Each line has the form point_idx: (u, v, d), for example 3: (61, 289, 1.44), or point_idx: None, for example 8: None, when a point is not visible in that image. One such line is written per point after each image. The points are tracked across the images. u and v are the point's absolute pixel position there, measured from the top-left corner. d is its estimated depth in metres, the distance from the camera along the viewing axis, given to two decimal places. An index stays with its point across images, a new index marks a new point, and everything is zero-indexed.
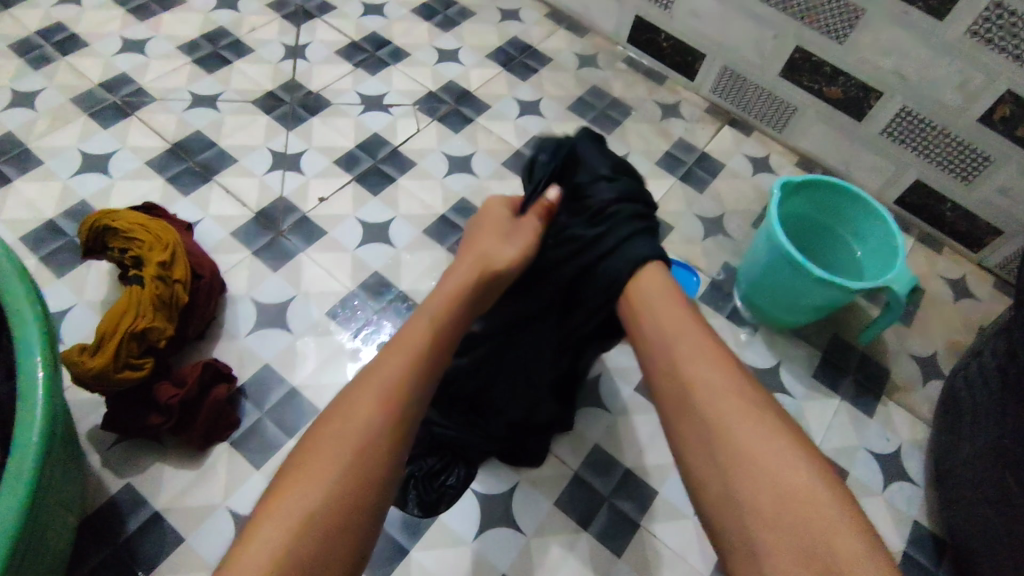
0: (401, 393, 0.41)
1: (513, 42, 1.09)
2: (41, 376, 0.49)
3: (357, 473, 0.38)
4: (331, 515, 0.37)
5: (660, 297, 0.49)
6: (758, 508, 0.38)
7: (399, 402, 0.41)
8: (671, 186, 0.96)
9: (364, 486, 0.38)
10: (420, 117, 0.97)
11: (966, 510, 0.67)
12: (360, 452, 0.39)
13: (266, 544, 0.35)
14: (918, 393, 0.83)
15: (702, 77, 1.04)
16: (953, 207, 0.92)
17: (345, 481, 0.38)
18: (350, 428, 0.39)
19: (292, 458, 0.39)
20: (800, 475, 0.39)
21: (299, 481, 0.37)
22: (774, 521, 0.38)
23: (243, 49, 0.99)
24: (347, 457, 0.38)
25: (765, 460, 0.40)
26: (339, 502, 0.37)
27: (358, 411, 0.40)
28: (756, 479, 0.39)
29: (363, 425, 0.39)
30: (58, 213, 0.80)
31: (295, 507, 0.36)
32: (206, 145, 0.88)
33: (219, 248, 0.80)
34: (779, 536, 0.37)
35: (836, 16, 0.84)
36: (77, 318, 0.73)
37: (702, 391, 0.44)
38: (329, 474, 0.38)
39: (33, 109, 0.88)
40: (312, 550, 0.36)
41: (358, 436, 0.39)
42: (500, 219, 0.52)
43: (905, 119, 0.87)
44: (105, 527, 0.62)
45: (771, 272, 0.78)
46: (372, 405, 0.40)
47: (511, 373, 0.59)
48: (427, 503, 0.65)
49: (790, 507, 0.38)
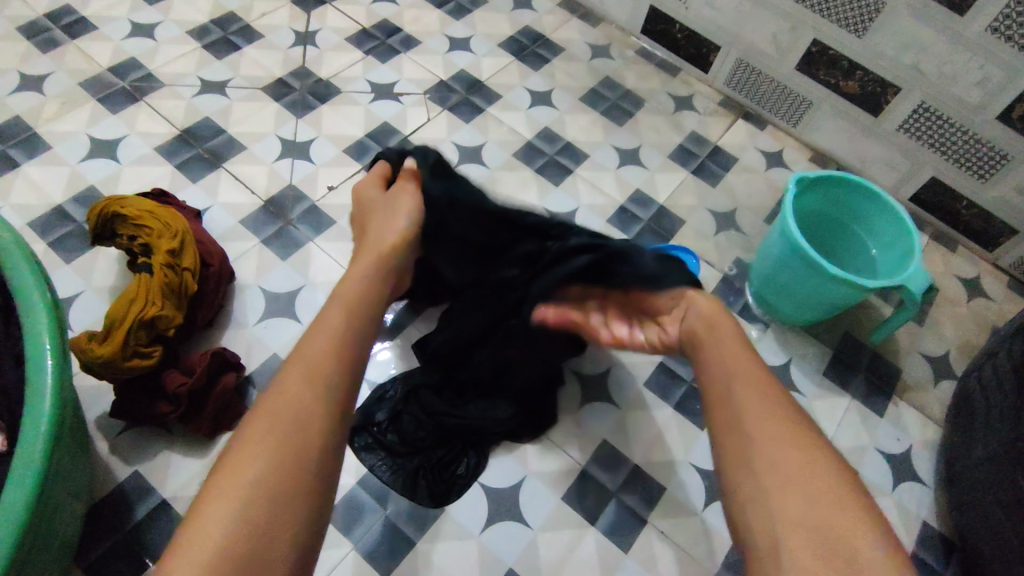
0: (326, 369, 0.42)
1: (525, 31, 1.07)
2: (50, 364, 0.48)
3: (293, 453, 0.38)
4: (269, 500, 0.36)
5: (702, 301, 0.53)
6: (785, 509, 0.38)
7: (334, 375, 0.42)
8: (683, 180, 0.95)
9: (304, 456, 0.38)
10: (430, 106, 0.96)
11: (976, 511, 0.66)
12: (304, 419, 0.39)
13: (212, 529, 0.34)
14: (929, 392, 0.82)
15: (716, 69, 1.03)
16: (969, 205, 0.90)
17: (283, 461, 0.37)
18: (287, 410, 0.39)
19: (232, 441, 0.38)
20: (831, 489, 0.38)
21: (234, 469, 0.36)
22: (798, 521, 0.37)
23: (253, 34, 0.98)
24: (284, 425, 0.38)
25: (801, 465, 0.40)
26: (279, 487, 0.36)
27: (288, 393, 0.40)
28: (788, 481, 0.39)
29: (296, 397, 0.40)
30: (66, 199, 0.79)
31: (235, 497, 0.35)
32: (216, 131, 0.88)
33: (228, 237, 0.79)
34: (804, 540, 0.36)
35: (854, 9, 0.83)
36: (85, 304, 0.72)
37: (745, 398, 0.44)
38: (268, 447, 0.37)
39: (41, 93, 0.87)
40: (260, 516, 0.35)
41: (291, 409, 0.39)
42: (390, 211, 0.57)
43: (923, 114, 0.86)
44: (113, 515, 0.62)
45: (783, 269, 0.77)
46: (303, 379, 0.41)
47: (500, 356, 0.63)
48: (438, 494, 0.66)
49: (823, 512, 0.37)
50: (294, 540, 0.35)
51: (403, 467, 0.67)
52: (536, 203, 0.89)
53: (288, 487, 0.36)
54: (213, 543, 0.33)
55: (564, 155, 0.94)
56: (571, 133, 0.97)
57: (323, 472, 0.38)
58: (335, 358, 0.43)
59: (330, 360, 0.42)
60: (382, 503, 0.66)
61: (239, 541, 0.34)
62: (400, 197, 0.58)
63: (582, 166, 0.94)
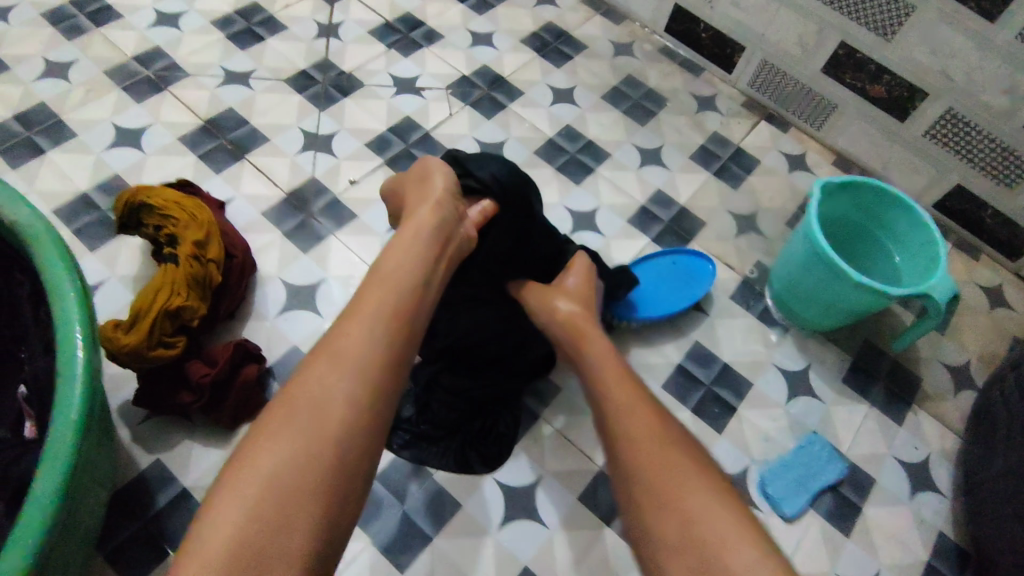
0: (354, 357, 0.45)
1: (548, 27, 1.07)
2: (81, 353, 0.49)
3: (310, 442, 0.41)
4: (291, 483, 0.39)
5: (543, 292, 0.64)
6: (672, 539, 0.42)
7: (359, 366, 0.44)
8: (705, 181, 0.94)
9: (330, 441, 0.41)
10: (452, 102, 0.95)
11: (993, 524, 0.65)
12: (332, 409, 0.42)
13: (231, 512, 0.37)
14: (949, 402, 0.81)
15: (740, 70, 1.02)
16: (994, 214, 0.89)
17: (301, 448, 0.40)
18: (309, 395, 0.43)
19: (257, 426, 0.42)
20: (702, 495, 0.44)
21: (258, 453, 0.40)
22: (677, 538, 0.42)
23: (276, 25, 0.98)
24: (308, 415, 0.42)
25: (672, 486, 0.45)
26: (294, 471, 0.39)
27: (312, 378, 0.44)
28: (663, 496, 0.44)
29: (323, 383, 0.43)
30: (91, 186, 0.80)
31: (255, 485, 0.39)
32: (239, 122, 0.88)
33: (250, 228, 0.80)
34: (679, 551, 0.42)
35: (883, 12, 0.82)
36: (109, 292, 0.73)
37: (623, 434, 0.48)
38: (291, 437, 0.41)
39: (67, 80, 0.88)
40: (276, 502, 0.38)
41: (316, 397, 0.43)
42: (422, 186, 0.60)
43: (950, 121, 0.85)
44: (135, 502, 0.63)
45: (806, 275, 0.76)
46: (332, 370, 0.44)
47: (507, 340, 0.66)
48: (490, 458, 0.68)
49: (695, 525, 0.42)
50: (305, 523, 0.38)
51: (448, 450, 0.67)
52: (557, 202, 0.89)
53: (301, 474, 0.39)
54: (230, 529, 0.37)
55: (585, 153, 0.94)
56: (593, 132, 0.96)
57: (343, 456, 0.41)
58: (363, 346, 0.45)
59: (358, 347, 0.45)
60: (400, 498, 0.66)
61: (254, 524, 0.37)
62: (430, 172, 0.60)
63: (603, 165, 0.93)
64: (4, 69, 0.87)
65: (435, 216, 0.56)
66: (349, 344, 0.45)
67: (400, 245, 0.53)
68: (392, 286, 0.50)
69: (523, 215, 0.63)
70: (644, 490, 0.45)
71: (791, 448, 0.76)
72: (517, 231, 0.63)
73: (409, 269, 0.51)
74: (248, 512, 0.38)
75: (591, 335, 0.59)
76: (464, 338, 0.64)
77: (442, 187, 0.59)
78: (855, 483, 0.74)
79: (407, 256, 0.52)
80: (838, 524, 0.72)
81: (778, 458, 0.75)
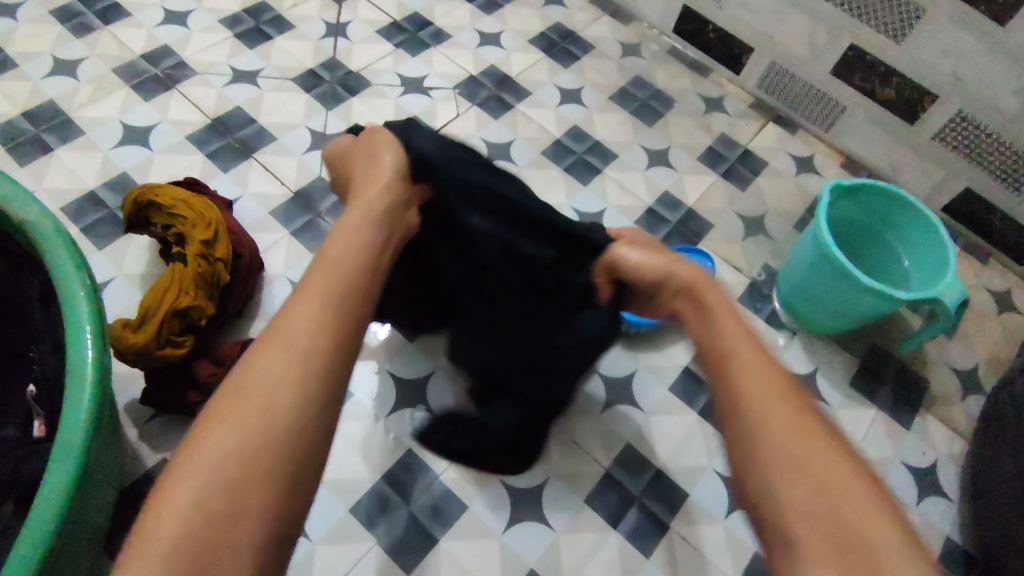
0: (302, 338, 0.37)
1: (556, 27, 1.06)
2: (90, 353, 0.48)
3: (258, 439, 0.34)
4: (236, 486, 0.33)
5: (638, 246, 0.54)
6: (806, 500, 0.34)
7: (304, 354, 0.37)
8: (712, 183, 0.94)
9: (281, 440, 0.34)
10: (459, 102, 0.95)
11: (1000, 529, 0.65)
12: (278, 408, 0.35)
13: (165, 525, 0.31)
14: (957, 407, 0.81)
15: (748, 71, 1.02)
16: (1003, 217, 0.89)
17: (247, 445, 0.34)
18: (254, 393, 0.35)
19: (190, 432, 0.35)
20: (841, 468, 0.35)
21: (194, 456, 0.33)
22: (811, 514, 0.34)
23: (284, 24, 0.98)
24: (250, 413, 0.35)
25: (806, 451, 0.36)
26: (242, 474, 0.33)
27: (255, 373, 0.36)
28: (792, 459, 0.36)
29: (264, 379, 0.36)
30: (98, 184, 0.80)
31: (191, 491, 0.32)
32: (246, 121, 0.88)
33: (257, 227, 0.80)
34: (813, 526, 0.33)
35: (894, 15, 0.82)
36: (116, 290, 0.73)
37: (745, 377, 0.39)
38: (230, 437, 0.34)
39: (75, 78, 0.88)
40: (220, 508, 0.32)
41: (258, 393, 0.35)
42: (371, 158, 0.53)
43: (959, 124, 0.84)
44: (141, 501, 0.63)
45: (814, 278, 0.76)
46: (275, 360, 0.36)
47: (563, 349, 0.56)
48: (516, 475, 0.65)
49: (836, 498, 0.34)
50: (257, 534, 0.32)
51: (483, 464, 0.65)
52: (564, 203, 0.89)
53: (248, 475, 0.33)
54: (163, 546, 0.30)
55: (592, 154, 0.94)
56: (600, 132, 0.96)
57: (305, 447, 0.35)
58: (312, 323, 0.38)
59: (304, 331, 0.37)
60: (406, 498, 0.66)
61: (193, 537, 0.31)
62: (378, 143, 0.53)
63: (610, 166, 0.93)
64: (12, 67, 0.87)
65: (383, 194, 0.49)
66: (293, 330, 0.37)
67: (347, 226, 0.45)
68: (335, 266, 0.42)
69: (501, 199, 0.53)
70: (774, 443, 0.36)
71: None
72: (502, 219, 0.53)
73: (362, 241, 0.45)
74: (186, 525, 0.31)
75: (710, 289, 0.48)
76: (495, 354, 0.58)
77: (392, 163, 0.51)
78: None
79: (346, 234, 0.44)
80: None
81: None
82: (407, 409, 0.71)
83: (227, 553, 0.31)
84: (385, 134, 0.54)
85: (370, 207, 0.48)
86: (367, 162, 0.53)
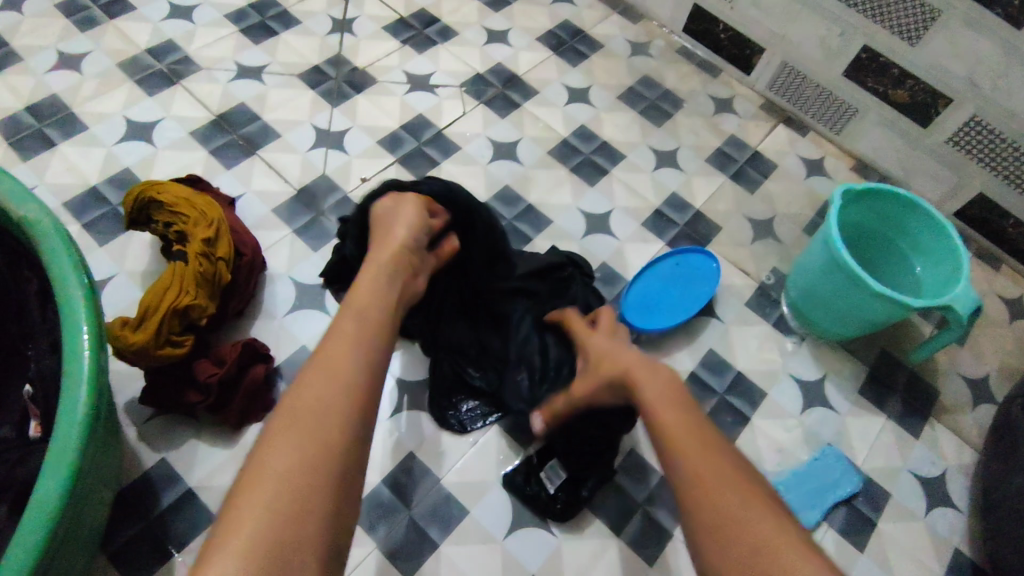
0: (347, 367, 0.41)
1: (564, 25, 1.05)
2: (87, 353, 0.48)
3: (323, 444, 0.37)
4: (306, 491, 0.35)
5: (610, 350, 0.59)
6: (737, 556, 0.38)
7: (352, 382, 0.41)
8: (721, 185, 0.93)
9: (339, 451, 0.37)
10: (466, 100, 0.94)
11: (1013, 543, 0.64)
12: (334, 426, 0.38)
13: (243, 525, 0.33)
14: (966, 415, 0.80)
15: (759, 72, 1.01)
16: (1016, 223, 0.87)
17: (315, 450, 0.37)
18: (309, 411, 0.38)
19: (257, 444, 0.37)
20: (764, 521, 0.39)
21: (265, 465, 0.36)
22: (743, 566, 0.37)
23: (290, 20, 0.97)
24: (309, 428, 0.37)
25: (749, 521, 0.39)
26: (308, 482, 0.36)
27: (310, 392, 0.39)
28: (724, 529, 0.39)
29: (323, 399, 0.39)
30: (101, 180, 0.79)
31: (261, 495, 0.35)
32: (250, 117, 0.87)
33: (261, 225, 0.79)
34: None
35: (908, 17, 0.80)
36: (117, 288, 0.72)
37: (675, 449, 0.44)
38: (296, 448, 0.36)
39: (79, 72, 0.87)
40: (290, 511, 0.34)
41: (318, 409, 0.38)
42: (395, 218, 0.57)
43: (973, 128, 0.83)
44: (139, 501, 0.62)
45: (824, 283, 0.74)
46: (324, 384, 0.40)
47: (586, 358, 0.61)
48: (572, 507, 0.65)
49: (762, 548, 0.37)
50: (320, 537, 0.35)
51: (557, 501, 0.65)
52: (570, 204, 0.88)
53: (313, 480, 0.36)
54: (248, 532, 0.33)
55: (599, 154, 0.93)
56: (608, 132, 0.95)
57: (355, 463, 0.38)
58: (356, 356, 0.42)
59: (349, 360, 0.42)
60: (406, 503, 0.66)
61: (271, 535, 0.33)
62: (402, 206, 0.58)
63: (617, 167, 0.92)
64: (16, 61, 0.87)
65: (397, 240, 0.55)
66: (337, 359, 0.41)
67: (368, 279, 0.50)
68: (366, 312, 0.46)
69: (476, 235, 0.64)
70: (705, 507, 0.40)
71: (805, 460, 0.74)
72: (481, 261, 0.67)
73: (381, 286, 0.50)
74: (263, 525, 0.33)
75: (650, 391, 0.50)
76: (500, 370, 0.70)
77: (413, 216, 0.57)
78: (870, 496, 0.73)
79: (366, 284, 0.49)
80: (851, 538, 0.70)
81: (792, 470, 0.73)
82: (409, 411, 0.70)
83: (302, 539, 0.34)
84: (408, 206, 0.58)
85: (383, 267, 0.52)
86: (399, 220, 0.57)
